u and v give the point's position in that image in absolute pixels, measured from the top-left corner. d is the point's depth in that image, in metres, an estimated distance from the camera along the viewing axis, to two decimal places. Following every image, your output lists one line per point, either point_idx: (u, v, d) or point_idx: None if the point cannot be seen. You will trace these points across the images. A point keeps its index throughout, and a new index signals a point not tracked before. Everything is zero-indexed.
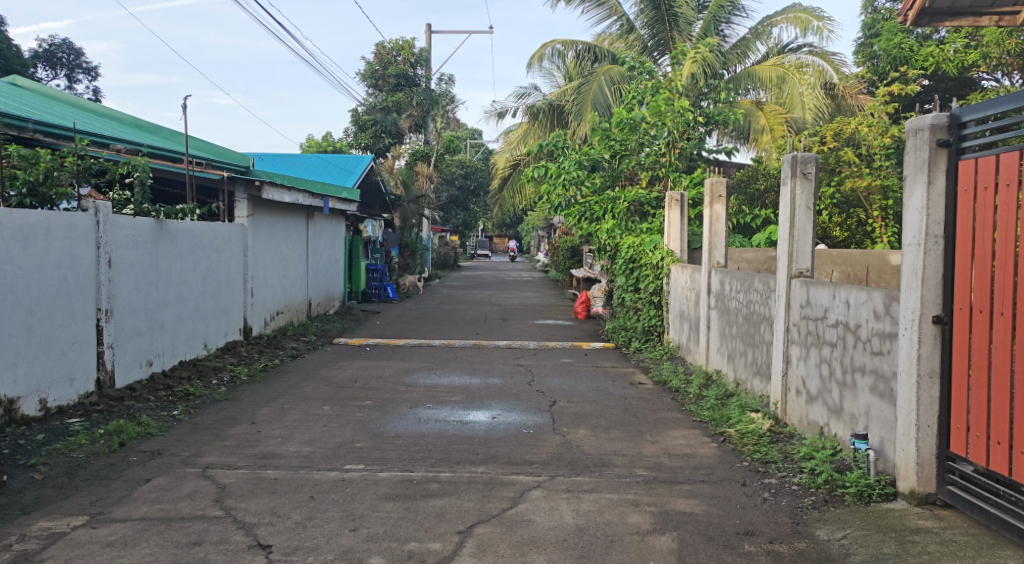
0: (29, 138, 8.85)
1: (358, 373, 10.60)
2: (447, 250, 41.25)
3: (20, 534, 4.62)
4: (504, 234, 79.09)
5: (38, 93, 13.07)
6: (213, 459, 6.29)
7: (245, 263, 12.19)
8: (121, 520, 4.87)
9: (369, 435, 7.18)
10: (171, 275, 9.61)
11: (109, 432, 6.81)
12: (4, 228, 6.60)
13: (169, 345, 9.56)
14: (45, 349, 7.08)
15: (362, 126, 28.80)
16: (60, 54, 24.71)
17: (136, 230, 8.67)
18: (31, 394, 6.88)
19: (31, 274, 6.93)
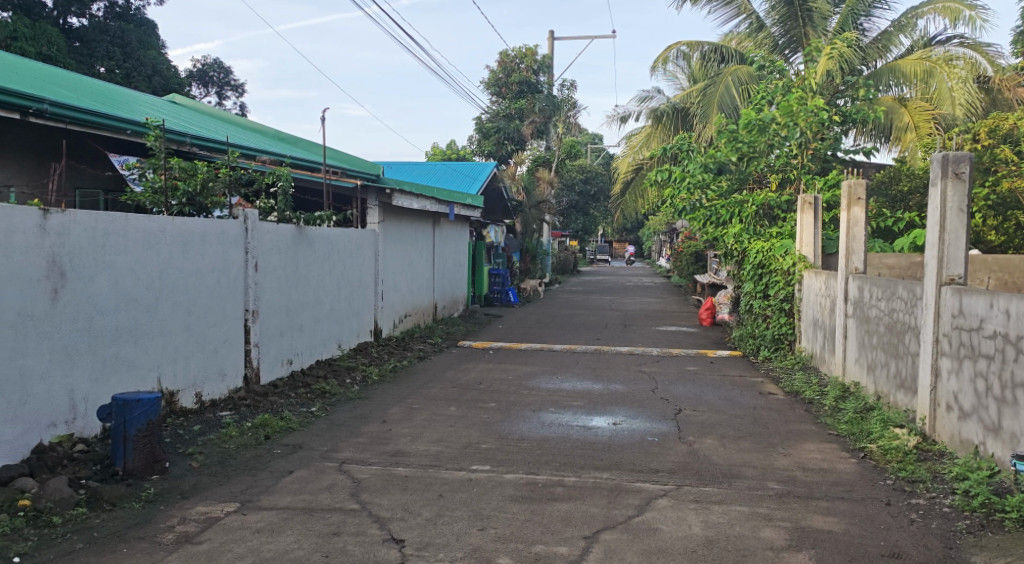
0: (187, 151, 9.63)
1: (483, 376, 10.80)
2: (568, 255, 41.35)
3: (181, 517, 5.01)
4: (625, 239, 78.45)
5: (194, 109, 14.19)
6: (349, 455, 6.58)
7: (376, 267, 12.69)
8: (268, 509, 5.19)
9: (494, 436, 7.31)
10: (310, 279, 10.14)
11: (255, 426, 7.27)
12: (167, 235, 7.15)
13: (308, 345, 10.10)
14: (201, 346, 7.66)
15: (486, 133, 29.90)
16: (212, 74, 26.65)
17: (279, 236, 9.20)
18: (188, 388, 7.47)
19: (190, 277, 7.49)
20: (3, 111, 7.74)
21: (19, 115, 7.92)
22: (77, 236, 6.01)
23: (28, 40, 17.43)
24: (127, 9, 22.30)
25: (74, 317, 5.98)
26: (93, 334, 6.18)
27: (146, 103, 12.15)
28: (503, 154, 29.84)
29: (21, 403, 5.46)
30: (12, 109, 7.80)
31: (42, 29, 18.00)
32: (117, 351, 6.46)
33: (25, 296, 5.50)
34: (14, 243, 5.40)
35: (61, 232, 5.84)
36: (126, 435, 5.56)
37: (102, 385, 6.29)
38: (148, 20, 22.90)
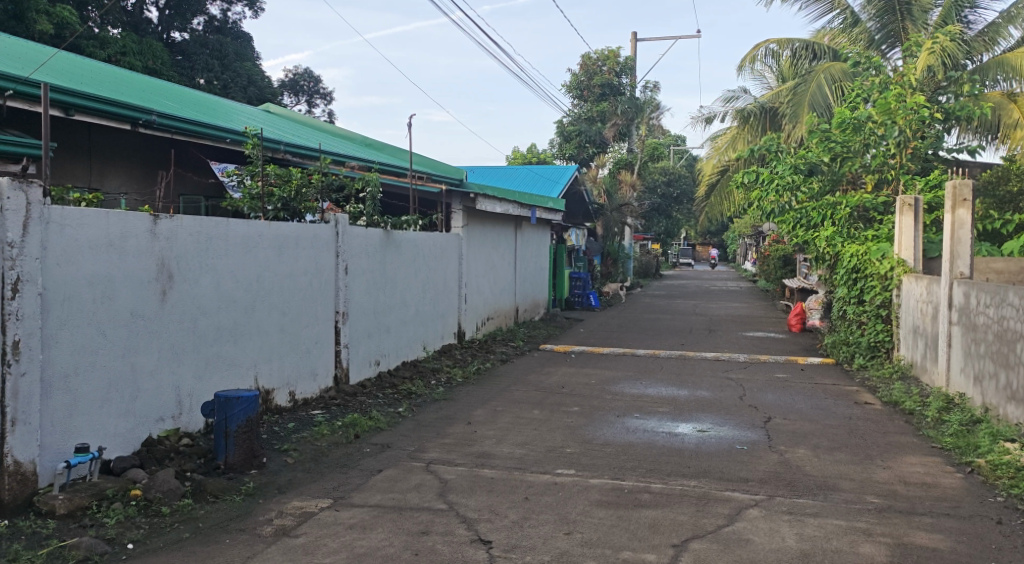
0: (281, 158, 10.05)
1: (566, 380, 10.78)
2: (650, 259, 40.87)
3: (278, 511, 5.20)
4: (708, 243, 76.94)
5: (287, 118, 14.73)
6: (436, 455, 6.68)
7: (460, 271, 12.84)
8: (360, 506, 5.32)
9: (579, 440, 7.29)
10: (397, 281, 10.35)
11: (346, 425, 7.46)
12: (264, 239, 7.43)
13: (394, 346, 10.32)
14: (294, 347, 7.93)
15: (567, 136, 29.90)
16: (303, 83, 27.59)
17: (368, 239, 9.43)
18: (282, 386, 7.75)
19: (284, 279, 7.77)
20: (116, 122, 8.24)
21: (129, 126, 8.41)
22: (183, 240, 6.31)
23: (135, 55, 18.49)
24: (225, 22, 23.36)
25: (181, 317, 6.30)
26: (197, 334, 6.49)
27: (243, 112, 12.67)
28: (583, 158, 29.77)
29: (133, 399, 5.79)
30: (124, 120, 8.28)
31: (148, 44, 19.06)
32: (218, 351, 6.76)
33: (137, 297, 5.82)
34: (128, 246, 5.72)
35: (169, 236, 6.15)
36: (227, 430, 5.82)
37: (205, 382, 6.60)
38: (244, 33, 23.93)
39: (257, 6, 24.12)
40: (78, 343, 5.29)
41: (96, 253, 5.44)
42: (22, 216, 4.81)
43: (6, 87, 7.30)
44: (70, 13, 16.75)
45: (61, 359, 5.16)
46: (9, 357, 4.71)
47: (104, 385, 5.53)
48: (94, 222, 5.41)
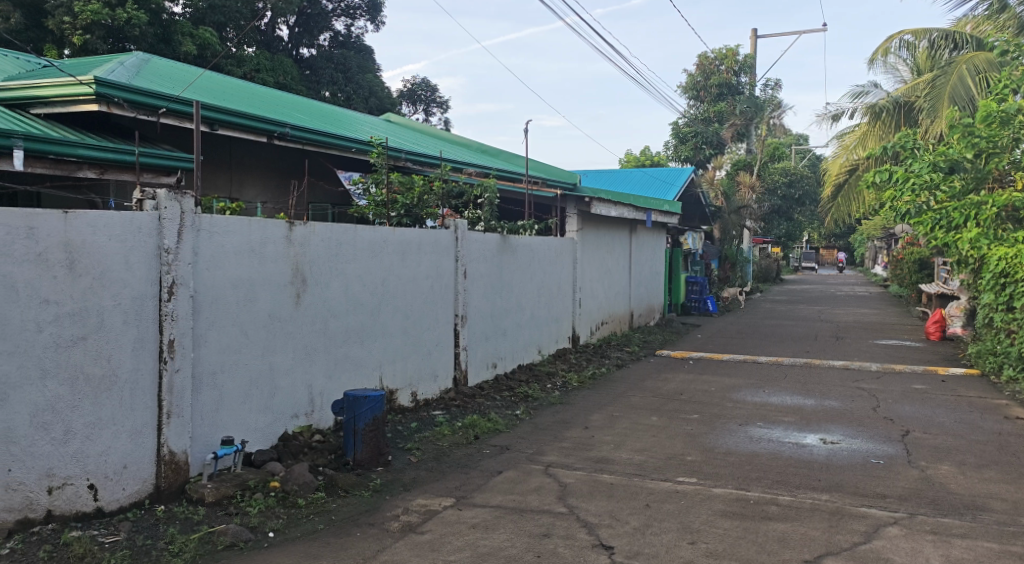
0: (403, 166, 10.41)
1: (685, 386, 10.57)
2: (770, 263, 39.46)
3: (404, 507, 5.36)
4: (833, 246, 73.49)
5: (407, 127, 15.20)
6: (554, 459, 6.70)
7: (575, 275, 12.83)
8: (482, 506, 5.41)
9: (700, 448, 7.12)
10: (513, 285, 10.46)
11: (465, 426, 7.60)
12: (389, 244, 7.67)
13: (511, 349, 10.44)
14: (416, 349, 8.15)
15: (683, 138, 29.68)
16: (420, 92, 28.39)
17: (486, 244, 9.58)
18: (405, 387, 7.99)
19: (407, 283, 8.01)
20: (254, 135, 8.75)
21: (265, 138, 8.91)
22: (315, 246, 6.62)
23: (268, 71, 19.58)
24: (349, 37, 24.38)
25: (313, 319, 6.61)
26: (328, 335, 6.78)
27: (366, 123, 13.18)
28: (700, 159, 29.68)
29: (271, 396, 6.12)
30: (261, 133, 8.80)
31: (279, 61, 20.16)
32: (347, 351, 7.05)
33: (275, 299, 6.16)
34: (267, 253, 6.06)
35: (303, 242, 6.46)
36: (356, 427, 6.05)
37: (335, 381, 6.90)
38: (367, 47, 24.87)
39: (378, 20, 25.01)
40: (224, 343, 5.65)
41: (239, 259, 5.79)
42: (177, 225, 5.18)
43: (159, 105, 7.89)
44: (210, 35, 17.95)
45: (209, 357, 5.53)
46: (165, 354, 5.11)
47: (246, 383, 5.87)
48: (238, 230, 5.77)
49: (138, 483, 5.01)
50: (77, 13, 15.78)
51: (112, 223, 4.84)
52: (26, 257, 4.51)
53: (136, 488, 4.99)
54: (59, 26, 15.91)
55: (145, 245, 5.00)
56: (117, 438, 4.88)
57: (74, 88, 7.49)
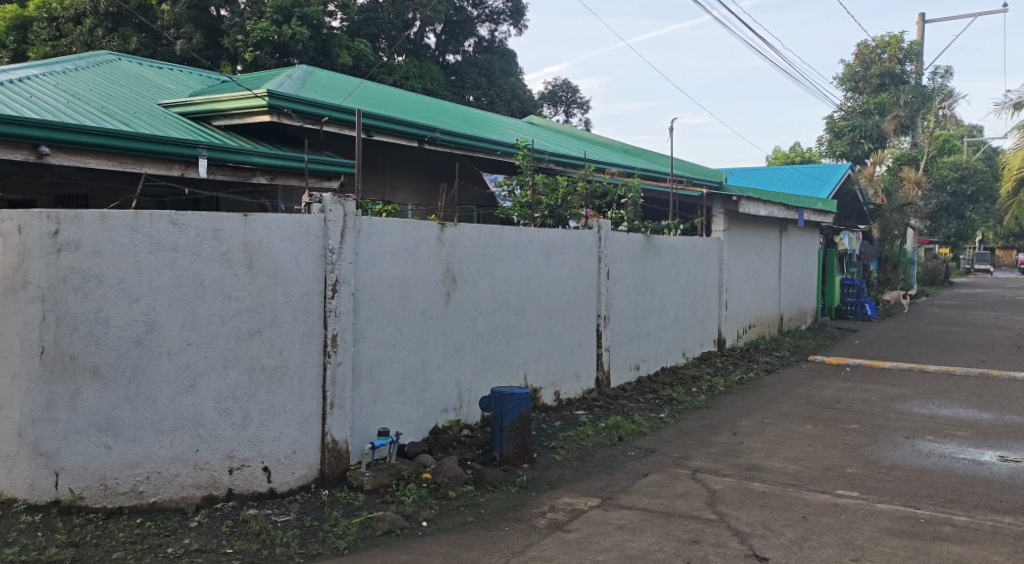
0: (546, 167, 10.51)
1: (842, 394, 10.00)
2: (938, 263, 36.53)
3: (551, 505, 5.42)
4: (1012, 246, 67.08)
5: (549, 128, 15.32)
6: (702, 464, 6.55)
7: (722, 277, 12.43)
8: (628, 508, 5.38)
9: (861, 461, 6.73)
10: (657, 287, 10.30)
11: (609, 427, 7.57)
12: (535, 245, 7.76)
13: (654, 351, 10.30)
14: (559, 348, 8.21)
15: (839, 133, 28.43)
16: (561, 93, 28.57)
17: (629, 245, 9.48)
18: (549, 385, 8.07)
19: (551, 283, 8.08)
20: (407, 140, 9.11)
21: (417, 143, 9.26)
22: (465, 246, 6.81)
23: (416, 78, 20.36)
24: (493, 42, 24.89)
25: (462, 318, 6.80)
26: (476, 333, 6.97)
27: (510, 125, 13.40)
28: (858, 155, 28.09)
29: (423, 390, 6.37)
30: (412, 138, 9.14)
31: (427, 68, 20.92)
32: (493, 349, 7.21)
33: (427, 298, 6.39)
34: (420, 253, 6.29)
35: (454, 243, 6.67)
36: (502, 424, 6.18)
37: (482, 378, 7.07)
38: (510, 51, 25.31)
39: (521, 24, 25.38)
40: (380, 339, 5.93)
41: (395, 259, 6.05)
42: (341, 226, 5.49)
43: (321, 114, 8.41)
44: (365, 46, 18.91)
45: (367, 352, 5.82)
46: (329, 348, 5.43)
47: (400, 377, 6.14)
48: (394, 232, 6.03)
49: (306, 468, 5.36)
50: (248, 31, 17.12)
51: (284, 225, 5.21)
52: (212, 256, 4.98)
53: (304, 473, 5.34)
54: (233, 43, 17.34)
55: (312, 246, 5.34)
56: (287, 426, 5.25)
57: (248, 100, 8.10)
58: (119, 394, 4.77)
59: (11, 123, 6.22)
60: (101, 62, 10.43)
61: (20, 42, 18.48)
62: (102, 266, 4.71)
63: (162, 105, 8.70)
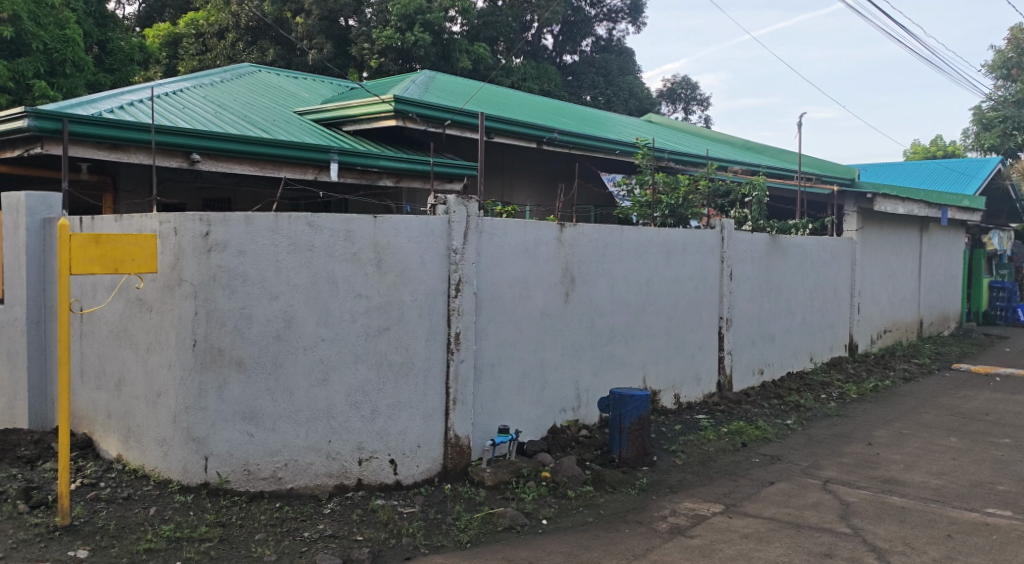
0: (665, 166, 10.35)
1: (990, 406, 9.30)
2: None
3: (672, 509, 5.34)
4: None
5: (669, 127, 15.06)
6: (833, 474, 6.26)
7: (854, 278, 11.81)
8: (754, 516, 5.22)
9: (1013, 478, 6.23)
10: (783, 288, 9.92)
11: (732, 432, 7.37)
12: (654, 244, 7.65)
13: (780, 355, 9.93)
14: (680, 351, 8.07)
15: (987, 124, 26.18)
16: (681, 91, 28.02)
17: (754, 245, 9.19)
18: (668, 388, 7.94)
19: (672, 284, 7.94)
20: (526, 141, 9.20)
21: (535, 144, 9.33)
22: (584, 246, 6.80)
23: (533, 79, 20.51)
24: (611, 41, 24.75)
25: (580, 318, 6.80)
26: (594, 333, 6.95)
27: (628, 124, 13.27)
28: (1010, 148, 25.53)
29: (542, 389, 6.41)
30: (532, 139, 9.23)
31: (544, 69, 21.04)
32: (611, 350, 7.17)
33: (546, 298, 6.43)
34: (539, 253, 6.34)
35: (573, 243, 6.67)
36: (621, 425, 6.14)
37: (600, 378, 7.05)
38: (627, 49, 25.11)
39: (640, 21, 25.12)
40: (501, 337, 6.02)
41: (515, 259, 6.13)
42: (464, 226, 5.61)
43: (444, 117, 8.64)
44: (484, 50, 19.20)
45: (488, 350, 5.92)
46: (452, 345, 5.57)
47: (519, 375, 6.21)
48: (515, 232, 6.10)
49: (430, 462, 5.52)
50: (374, 39, 17.78)
51: (411, 226, 5.38)
52: (344, 256, 5.21)
53: (428, 467, 5.51)
54: (360, 52, 18.08)
55: (436, 246, 5.49)
56: (412, 420, 5.42)
57: (375, 105, 8.42)
58: (261, 385, 5.08)
59: (166, 132, 6.74)
60: (243, 73, 11.12)
61: (171, 57, 20.00)
62: (246, 265, 5.03)
63: (298, 112, 9.18)
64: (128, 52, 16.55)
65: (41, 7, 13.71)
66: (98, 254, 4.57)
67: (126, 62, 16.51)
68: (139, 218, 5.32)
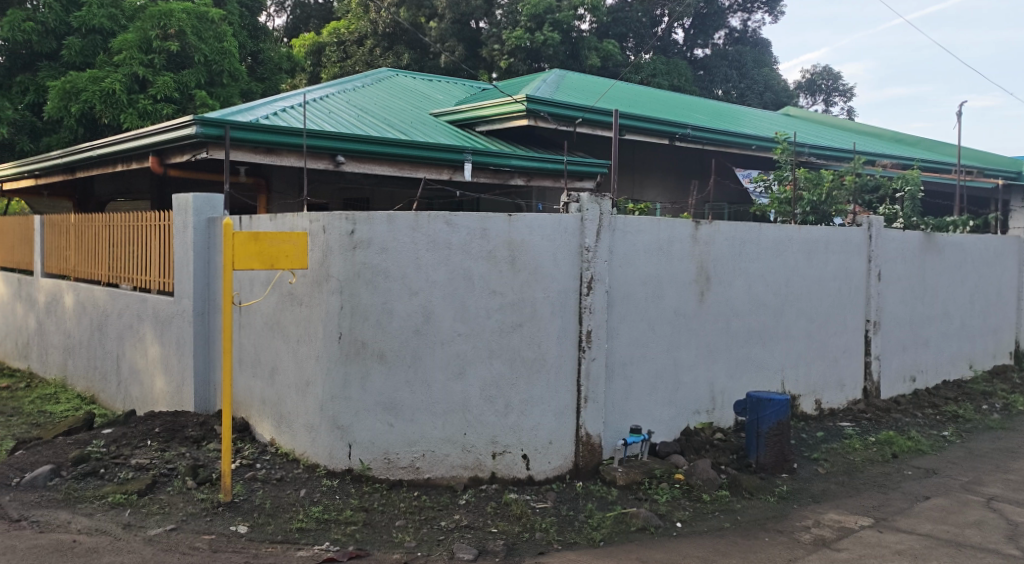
0: (806, 160, 9.92)
1: None
2: None
3: (816, 520, 5.11)
4: None
5: (810, 120, 14.39)
6: (998, 492, 5.79)
7: (1021, 280, 10.86)
8: (907, 532, 4.91)
9: None
10: (938, 289, 9.25)
11: (881, 442, 6.96)
12: (795, 243, 7.34)
13: (934, 362, 9.27)
14: (822, 354, 7.69)
15: None
16: (821, 81, 26.71)
17: (906, 243, 8.63)
18: (808, 393, 7.59)
19: (813, 284, 7.58)
20: (658, 138, 9.06)
21: (668, 141, 9.18)
22: (720, 244, 6.61)
23: (663, 75, 20.14)
24: (745, 32, 23.94)
25: (716, 318, 6.63)
26: (730, 334, 6.75)
27: (765, 118, 12.80)
28: None
29: (674, 390, 6.30)
30: (665, 136, 9.08)
31: (675, 64, 20.62)
32: (748, 352, 6.94)
33: (680, 297, 6.31)
34: (673, 251, 6.23)
35: (708, 241, 6.51)
36: (759, 430, 5.95)
37: (736, 381, 6.84)
38: (763, 40, 24.21)
39: (777, 11, 24.16)
40: (634, 336, 5.97)
41: (648, 257, 6.05)
42: (597, 224, 5.58)
43: (576, 115, 8.65)
44: (613, 47, 19.02)
45: (620, 349, 5.89)
46: (584, 343, 5.55)
47: (652, 375, 6.13)
48: (648, 229, 6.02)
49: (561, 459, 5.54)
50: (505, 40, 18.01)
51: (545, 224, 5.41)
52: (480, 254, 5.31)
53: (560, 463, 5.53)
54: (490, 53, 18.38)
55: (569, 244, 5.49)
56: (545, 416, 5.46)
57: (508, 105, 8.55)
58: (401, 377, 5.29)
59: (315, 136, 7.13)
60: (382, 78, 11.57)
61: (315, 64, 21.06)
62: (388, 262, 5.25)
63: (433, 114, 9.46)
64: (277, 62, 17.60)
65: (203, 23, 14.88)
66: (256, 252, 4.90)
67: (276, 71, 17.56)
68: (291, 217, 5.66)
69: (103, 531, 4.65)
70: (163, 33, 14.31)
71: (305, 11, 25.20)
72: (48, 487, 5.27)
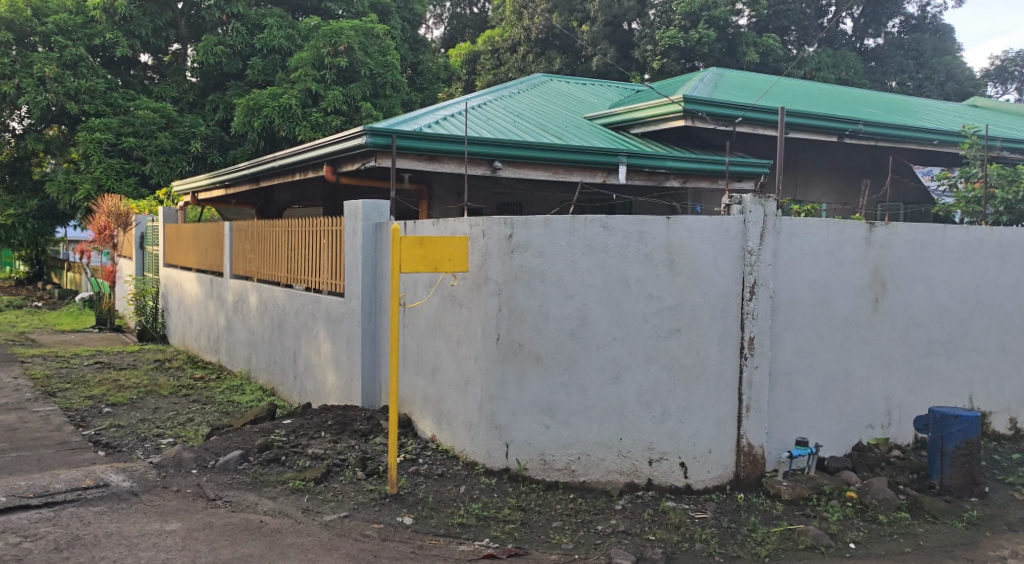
0: (999, 154, 9.04)
1: None
2: None
3: (1014, 551, 4.71)
4: None
5: (999, 110, 13.12)
6: None
7: None
8: None
9: None
10: None
11: None
12: (987, 246, 6.69)
13: None
14: (1018, 368, 6.98)
15: None
16: (1013, 68, 24.25)
17: None
18: (1002, 411, 6.90)
19: (1009, 291, 6.88)
20: (827, 136, 8.60)
21: (837, 138, 8.70)
22: (897, 248, 6.16)
23: (829, 68, 19.07)
24: (924, 18, 22.14)
25: (893, 327, 6.18)
26: (909, 344, 6.27)
27: (947, 110, 11.80)
28: None
29: (845, 402, 5.94)
30: (834, 133, 8.61)
31: (842, 56, 19.46)
32: (930, 364, 6.42)
33: (852, 304, 5.95)
34: (845, 255, 5.87)
35: (884, 244, 6.08)
36: (943, 449, 5.50)
37: (915, 395, 6.35)
38: (945, 26, 22.29)
39: None
40: (800, 344, 5.69)
41: (816, 261, 5.73)
42: (761, 227, 5.34)
43: (736, 115, 8.38)
44: (774, 41, 18.13)
45: (785, 357, 5.63)
46: (745, 351, 5.34)
47: (820, 386, 5.81)
48: (817, 232, 5.71)
49: (721, 469, 5.36)
50: (658, 41, 17.74)
51: (704, 226, 5.25)
52: (637, 257, 5.25)
53: (719, 473, 5.35)
54: (643, 54, 18.15)
55: (731, 247, 5.29)
56: (704, 424, 5.31)
57: (665, 107, 8.41)
58: (557, 380, 5.34)
59: (476, 143, 7.34)
60: (536, 83, 11.71)
61: (471, 73, 21.67)
62: (545, 265, 5.32)
63: (587, 118, 9.46)
64: (435, 72, 18.26)
65: (369, 38, 15.74)
66: (421, 255, 5.10)
67: (434, 80, 18.23)
68: (453, 222, 5.85)
69: (286, 514, 5.01)
70: (333, 50, 15.28)
71: (462, 21, 26.02)
72: (238, 470, 5.75)
